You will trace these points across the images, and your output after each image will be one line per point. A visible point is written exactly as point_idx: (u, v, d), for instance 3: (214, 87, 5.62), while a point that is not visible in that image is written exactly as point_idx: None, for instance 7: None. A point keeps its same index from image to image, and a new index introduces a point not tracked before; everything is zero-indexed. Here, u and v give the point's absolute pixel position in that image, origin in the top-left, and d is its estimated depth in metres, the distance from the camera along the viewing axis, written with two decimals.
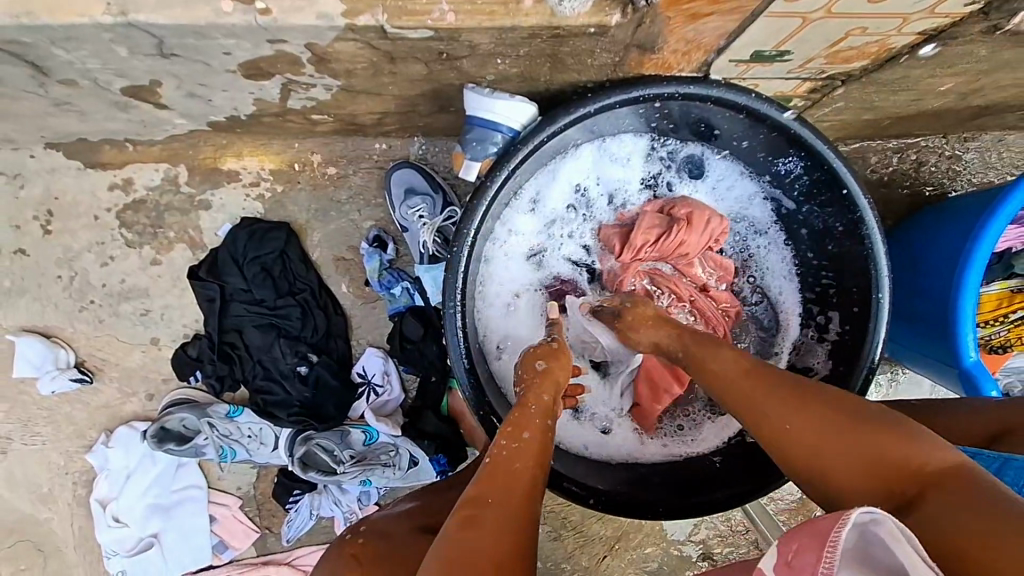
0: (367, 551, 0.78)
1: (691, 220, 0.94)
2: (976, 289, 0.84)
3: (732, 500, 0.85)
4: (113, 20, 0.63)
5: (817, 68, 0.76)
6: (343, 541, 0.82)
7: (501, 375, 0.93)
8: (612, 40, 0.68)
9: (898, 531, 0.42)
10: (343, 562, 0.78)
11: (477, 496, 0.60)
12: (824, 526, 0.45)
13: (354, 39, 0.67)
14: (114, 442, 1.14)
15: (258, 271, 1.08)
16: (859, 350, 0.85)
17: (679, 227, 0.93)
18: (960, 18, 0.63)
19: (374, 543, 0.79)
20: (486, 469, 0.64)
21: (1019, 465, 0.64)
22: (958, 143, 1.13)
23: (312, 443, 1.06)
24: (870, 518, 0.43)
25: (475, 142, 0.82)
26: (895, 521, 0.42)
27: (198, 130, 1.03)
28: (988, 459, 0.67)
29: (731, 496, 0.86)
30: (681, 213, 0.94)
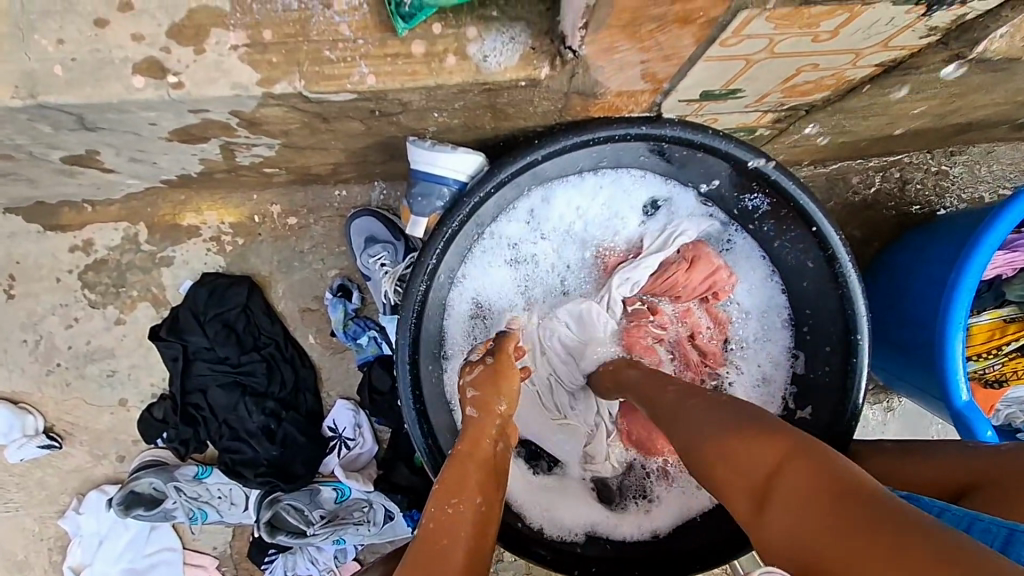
0: None
1: (694, 262, 0.89)
2: (962, 322, 0.80)
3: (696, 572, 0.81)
4: (24, 103, 0.60)
5: (776, 101, 0.72)
6: None
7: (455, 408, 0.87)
8: (547, 90, 0.64)
9: None
10: None
11: None
12: None
13: (277, 104, 0.64)
14: (86, 508, 1.12)
15: (220, 328, 1.05)
16: (845, 392, 0.80)
17: (680, 266, 0.89)
18: (918, 50, 0.58)
19: None
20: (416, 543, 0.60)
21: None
22: (945, 158, 1.07)
23: (280, 505, 1.04)
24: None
25: (421, 197, 0.78)
26: None
27: (153, 188, 1.01)
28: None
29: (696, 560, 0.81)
30: (685, 254, 0.89)
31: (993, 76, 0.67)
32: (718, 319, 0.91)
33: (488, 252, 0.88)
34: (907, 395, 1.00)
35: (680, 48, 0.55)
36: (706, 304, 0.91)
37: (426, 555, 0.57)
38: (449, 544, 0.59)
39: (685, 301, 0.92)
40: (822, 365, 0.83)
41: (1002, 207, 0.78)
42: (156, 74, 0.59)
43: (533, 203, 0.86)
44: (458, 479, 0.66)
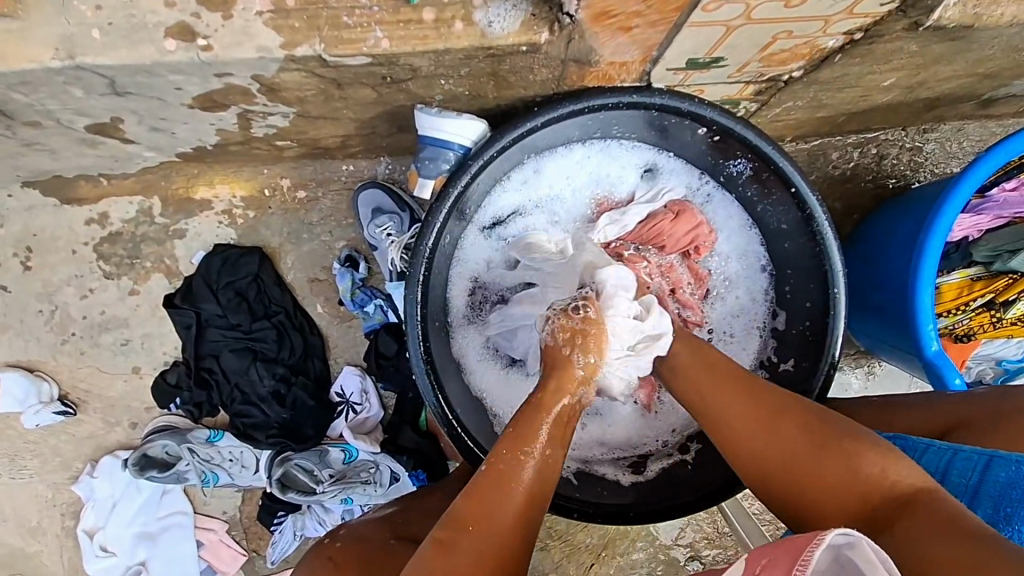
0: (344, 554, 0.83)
1: (679, 215, 0.94)
2: (931, 279, 0.87)
3: (703, 501, 0.86)
4: (63, 64, 0.65)
5: (756, 70, 0.78)
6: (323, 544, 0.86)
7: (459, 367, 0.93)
8: (546, 57, 0.70)
9: (871, 552, 0.46)
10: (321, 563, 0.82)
11: (457, 519, 0.63)
12: (803, 543, 0.50)
13: (297, 69, 0.69)
14: (100, 472, 1.16)
15: (232, 296, 1.10)
16: (822, 344, 0.86)
17: (666, 218, 0.94)
18: (880, 17, 0.64)
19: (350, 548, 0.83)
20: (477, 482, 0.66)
21: (967, 456, 0.71)
22: (918, 134, 1.14)
23: (290, 464, 1.08)
24: (847, 542, 0.48)
25: (428, 161, 0.84)
26: (869, 543, 0.46)
27: (168, 162, 1.06)
28: (939, 452, 0.73)
29: (685, 505, 0.86)
30: (670, 208, 0.95)
31: (951, 45, 0.73)
32: (700, 275, 0.97)
33: (487, 220, 0.93)
34: (882, 354, 1.06)
35: (667, 13, 0.61)
36: (689, 260, 0.97)
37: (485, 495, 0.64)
38: (498, 507, 0.64)
39: (669, 255, 0.96)
40: (802, 321, 0.90)
41: (964, 172, 0.84)
42: (186, 37, 0.64)
43: (529, 172, 0.91)
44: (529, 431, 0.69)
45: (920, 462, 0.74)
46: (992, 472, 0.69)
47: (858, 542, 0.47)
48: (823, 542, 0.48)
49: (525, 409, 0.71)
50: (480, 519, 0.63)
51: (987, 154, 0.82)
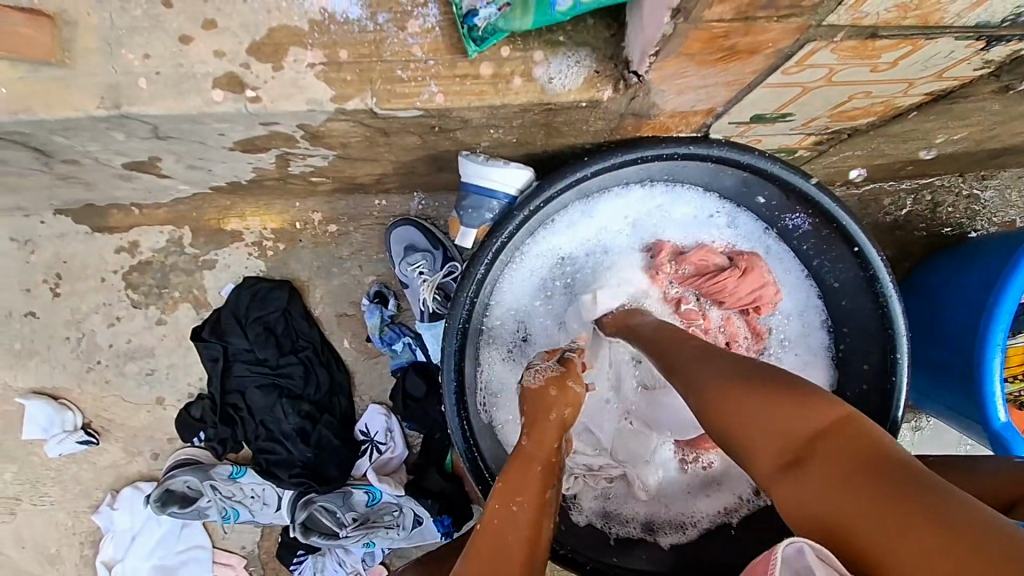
0: None
1: (746, 272, 0.88)
2: (999, 344, 0.82)
3: (761, 568, 0.81)
4: (108, 112, 0.62)
5: (822, 125, 0.74)
6: None
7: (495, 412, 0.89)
8: (605, 111, 0.66)
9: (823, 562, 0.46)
10: None
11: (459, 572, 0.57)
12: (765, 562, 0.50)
13: (345, 119, 0.66)
14: (120, 503, 1.13)
15: (260, 330, 1.07)
16: (880, 413, 0.81)
17: (731, 274, 0.88)
18: (969, 81, 0.60)
19: None
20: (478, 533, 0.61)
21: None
22: (975, 181, 1.09)
23: (314, 506, 1.05)
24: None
25: (471, 210, 0.80)
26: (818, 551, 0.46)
27: (201, 194, 1.04)
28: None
29: (725, 573, 0.82)
30: (737, 263, 0.89)
31: None
32: (757, 329, 0.92)
33: (532, 261, 0.89)
34: (934, 411, 1.01)
35: (743, 75, 0.57)
36: (748, 316, 0.92)
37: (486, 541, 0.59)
38: (506, 534, 0.61)
39: (729, 309, 0.92)
40: (857, 384, 0.85)
41: None
42: (234, 88, 0.62)
43: (585, 211, 0.88)
44: (519, 477, 0.66)
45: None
46: None
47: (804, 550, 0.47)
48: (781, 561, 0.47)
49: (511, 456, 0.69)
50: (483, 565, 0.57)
51: None
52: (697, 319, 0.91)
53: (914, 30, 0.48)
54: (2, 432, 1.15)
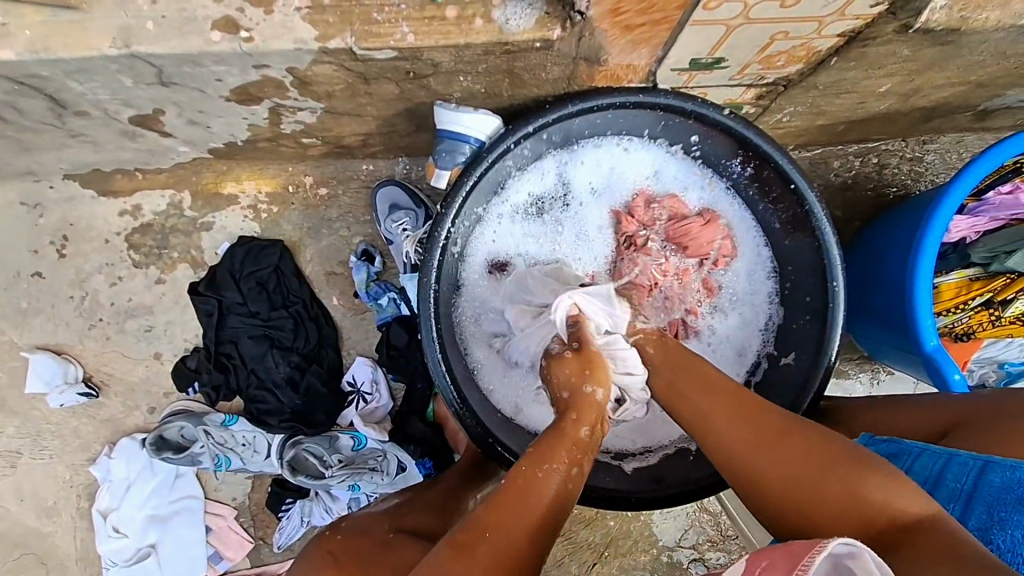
0: (344, 549, 0.82)
1: (708, 222, 0.97)
2: (927, 276, 0.90)
3: (717, 484, 0.87)
4: (118, 51, 0.71)
5: (756, 73, 0.83)
6: (324, 537, 0.86)
7: (466, 345, 0.96)
8: (558, 54, 0.75)
9: (872, 564, 0.45)
10: (321, 558, 0.82)
11: (479, 525, 0.62)
12: (802, 552, 0.49)
13: (329, 62, 0.75)
14: (117, 453, 1.19)
15: (253, 285, 1.15)
16: (822, 338, 0.88)
17: (696, 222, 0.97)
18: (871, 19, 0.69)
19: (350, 541, 0.84)
20: (502, 490, 0.65)
21: (962, 461, 0.71)
22: (917, 145, 1.18)
23: (302, 447, 1.11)
24: (847, 551, 0.47)
25: (445, 153, 0.89)
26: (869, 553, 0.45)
27: (200, 157, 1.13)
28: (933, 456, 0.74)
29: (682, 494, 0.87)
30: (700, 215, 0.98)
31: (942, 50, 0.77)
32: (711, 285, 1.00)
33: (504, 207, 0.96)
34: (888, 359, 1.07)
35: (671, 11, 0.66)
36: (707, 269, 1.00)
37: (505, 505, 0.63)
38: (529, 502, 0.64)
39: (689, 259, 0.99)
40: (801, 316, 0.92)
41: (958, 175, 0.87)
42: (231, 30, 0.71)
43: (550, 165, 0.96)
44: (551, 446, 0.69)
45: (914, 463, 0.75)
46: (988, 476, 0.68)
47: (859, 553, 0.46)
48: (823, 550, 0.47)
49: (546, 431, 0.72)
50: (500, 526, 0.61)
51: (979, 158, 0.85)
52: (659, 259, 0.99)
53: None
54: (6, 387, 1.21)
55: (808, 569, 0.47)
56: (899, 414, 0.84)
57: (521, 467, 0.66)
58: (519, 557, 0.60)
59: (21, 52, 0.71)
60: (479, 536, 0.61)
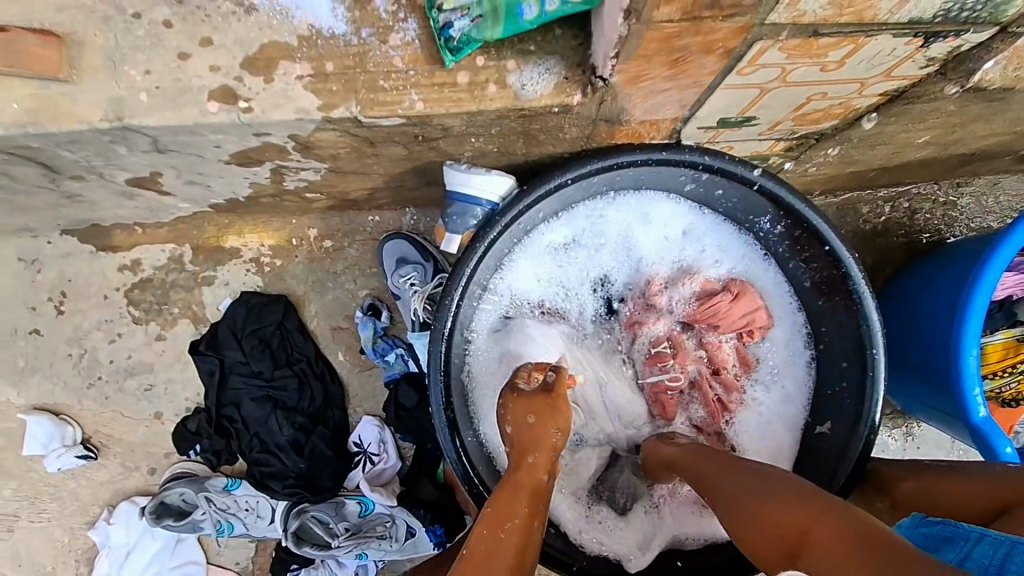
0: None
1: (738, 297, 0.90)
2: (974, 339, 0.83)
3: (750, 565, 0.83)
4: (110, 124, 0.67)
5: (788, 129, 0.78)
6: None
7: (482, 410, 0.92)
8: (577, 117, 0.70)
9: None
10: None
11: None
12: None
13: (333, 129, 0.71)
14: (116, 518, 1.14)
15: (256, 343, 1.09)
16: (862, 408, 0.82)
17: (724, 298, 0.91)
18: (918, 79, 0.63)
19: None
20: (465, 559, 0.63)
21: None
22: (951, 188, 1.12)
23: (307, 516, 1.05)
24: None
25: (456, 216, 0.84)
26: None
27: (202, 212, 1.08)
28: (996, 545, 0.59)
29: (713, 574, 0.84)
30: (729, 288, 0.91)
31: (990, 106, 0.72)
32: (748, 358, 0.93)
33: (523, 267, 0.92)
34: (931, 421, 1.00)
35: (701, 76, 0.61)
36: (741, 342, 0.93)
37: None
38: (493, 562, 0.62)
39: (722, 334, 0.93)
40: (838, 381, 0.86)
41: (1007, 232, 0.81)
42: (228, 100, 0.66)
43: (579, 218, 0.90)
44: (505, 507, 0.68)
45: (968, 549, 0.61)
46: None
47: None
48: None
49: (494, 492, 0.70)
50: None
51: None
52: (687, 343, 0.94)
53: (853, 27, 0.51)
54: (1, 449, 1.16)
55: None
56: (945, 488, 0.73)
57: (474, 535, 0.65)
58: None
59: (9, 126, 0.67)
60: None
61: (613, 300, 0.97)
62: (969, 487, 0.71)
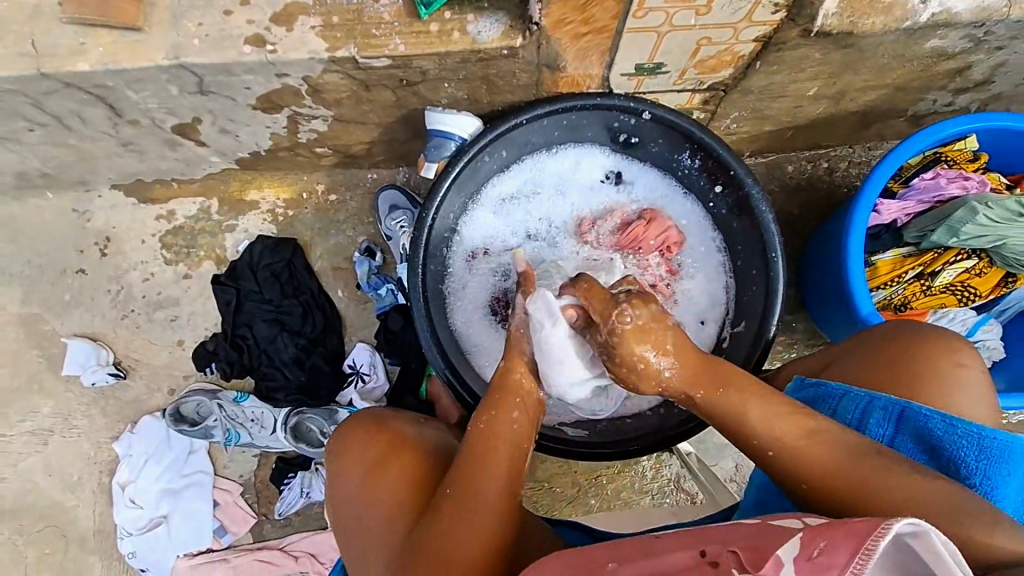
0: (385, 448, 0.87)
1: (651, 221, 1.10)
2: (857, 253, 1.01)
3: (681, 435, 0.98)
4: (169, 62, 0.89)
5: (695, 78, 0.98)
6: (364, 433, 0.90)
7: (455, 324, 1.10)
8: (523, 61, 0.92)
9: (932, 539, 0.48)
10: (369, 449, 0.87)
11: (445, 491, 0.76)
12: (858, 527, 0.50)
13: (336, 70, 0.92)
14: (138, 430, 1.31)
15: (268, 276, 1.29)
16: (767, 306, 0.99)
17: (640, 224, 1.10)
18: (776, 25, 0.84)
19: (388, 444, 0.88)
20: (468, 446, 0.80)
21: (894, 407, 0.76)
22: (864, 151, 1.31)
23: (304, 416, 1.24)
24: (910, 531, 0.49)
25: (433, 148, 1.05)
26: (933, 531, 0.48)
27: (229, 168, 1.30)
28: (859, 399, 0.78)
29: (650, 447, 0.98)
30: (643, 216, 1.11)
31: (847, 53, 0.92)
32: (672, 268, 1.11)
33: (486, 207, 1.11)
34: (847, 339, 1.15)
35: (609, 20, 0.82)
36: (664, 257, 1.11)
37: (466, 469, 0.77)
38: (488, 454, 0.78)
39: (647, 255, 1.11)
40: (750, 288, 1.03)
41: (874, 168, 0.99)
42: (258, 44, 0.88)
43: (530, 166, 1.10)
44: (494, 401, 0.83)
45: (839, 405, 0.80)
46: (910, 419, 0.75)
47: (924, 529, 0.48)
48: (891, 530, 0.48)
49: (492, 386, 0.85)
50: (463, 492, 0.75)
51: (889, 153, 0.98)
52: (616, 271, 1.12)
53: None
54: (45, 371, 1.34)
55: (872, 549, 0.48)
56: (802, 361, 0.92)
57: (474, 428, 0.81)
58: (487, 515, 0.74)
59: (94, 64, 0.90)
60: (453, 502, 0.74)
61: (559, 237, 1.14)
62: (809, 358, 0.91)
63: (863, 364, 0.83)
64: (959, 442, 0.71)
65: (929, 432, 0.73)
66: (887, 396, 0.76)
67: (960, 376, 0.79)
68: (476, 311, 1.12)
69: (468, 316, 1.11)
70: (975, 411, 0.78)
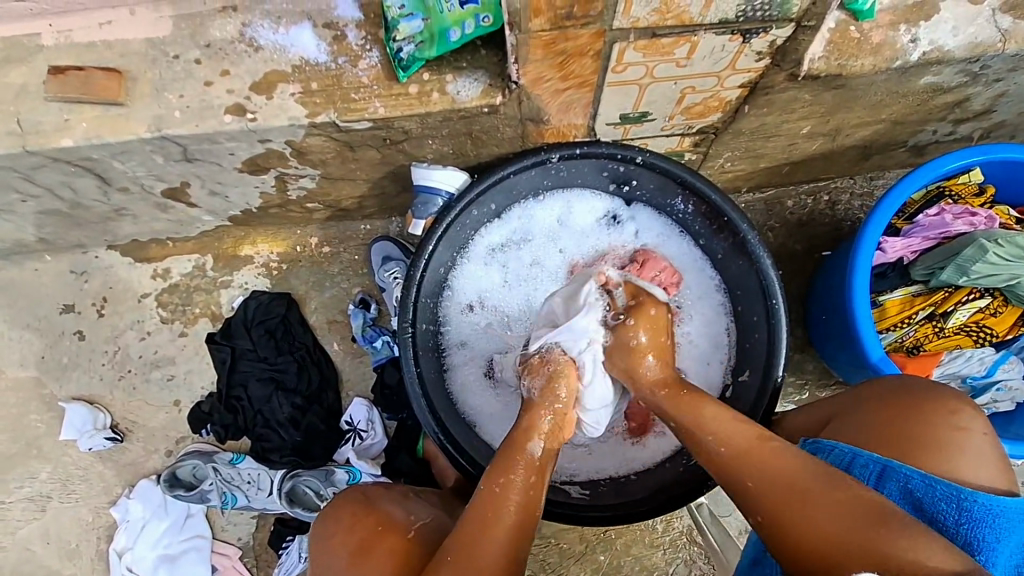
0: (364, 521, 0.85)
1: (645, 263, 1.06)
2: (863, 296, 0.96)
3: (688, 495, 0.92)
4: (151, 134, 0.89)
5: (683, 123, 0.96)
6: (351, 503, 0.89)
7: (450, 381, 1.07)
8: (505, 116, 0.91)
9: None
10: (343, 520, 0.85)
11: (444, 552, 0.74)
12: None
13: (319, 134, 0.92)
14: (135, 494, 1.29)
15: (262, 333, 1.27)
16: (770, 355, 0.95)
17: (633, 266, 1.07)
18: (761, 71, 0.82)
19: (374, 516, 0.85)
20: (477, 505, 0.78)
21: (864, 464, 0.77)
22: (866, 182, 1.28)
23: (299, 479, 1.22)
24: None
25: (420, 204, 1.03)
26: None
27: (222, 225, 1.30)
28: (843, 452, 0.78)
29: (654, 509, 0.93)
30: (637, 258, 1.07)
31: (839, 93, 0.89)
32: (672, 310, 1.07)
33: (475, 260, 1.09)
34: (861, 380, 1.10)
35: (589, 74, 0.80)
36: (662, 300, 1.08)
37: (466, 531, 0.75)
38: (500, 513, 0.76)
39: None
40: (752, 335, 1.00)
41: (873, 211, 0.95)
42: (239, 112, 0.88)
43: (516, 217, 1.08)
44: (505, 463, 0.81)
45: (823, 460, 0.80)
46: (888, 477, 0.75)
47: None
48: None
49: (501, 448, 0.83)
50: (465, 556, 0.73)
51: (888, 194, 0.94)
52: None
53: (680, 28, 0.70)
54: (43, 435, 1.33)
55: None
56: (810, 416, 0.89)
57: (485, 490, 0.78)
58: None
59: (78, 139, 0.90)
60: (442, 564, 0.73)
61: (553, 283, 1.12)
62: (810, 414, 0.89)
63: (858, 423, 0.81)
64: (941, 505, 0.72)
65: (911, 491, 0.74)
66: (870, 454, 0.76)
67: (960, 440, 0.76)
68: (472, 367, 1.09)
69: (462, 373, 1.08)
70: (976, 473, 0.75)
